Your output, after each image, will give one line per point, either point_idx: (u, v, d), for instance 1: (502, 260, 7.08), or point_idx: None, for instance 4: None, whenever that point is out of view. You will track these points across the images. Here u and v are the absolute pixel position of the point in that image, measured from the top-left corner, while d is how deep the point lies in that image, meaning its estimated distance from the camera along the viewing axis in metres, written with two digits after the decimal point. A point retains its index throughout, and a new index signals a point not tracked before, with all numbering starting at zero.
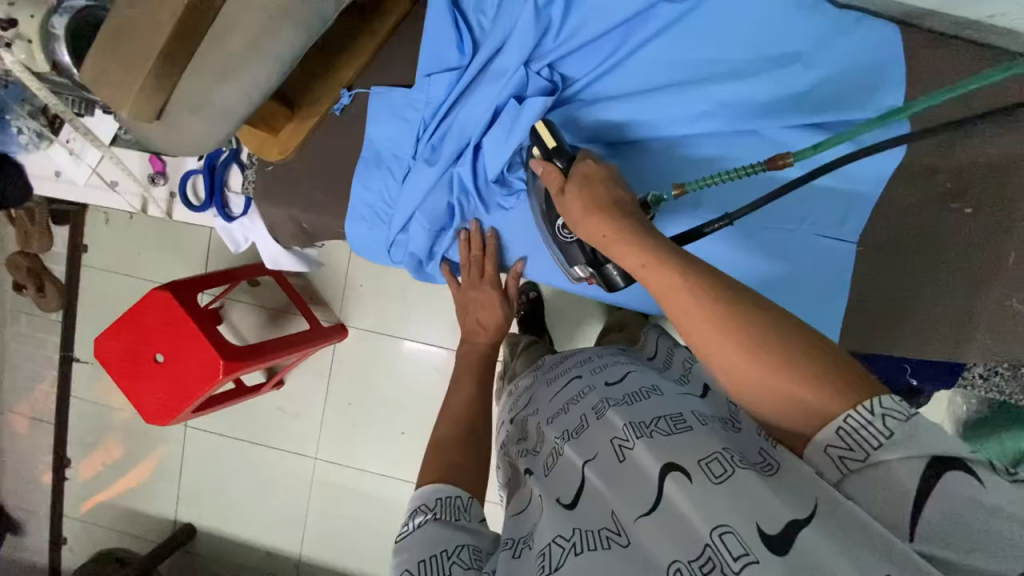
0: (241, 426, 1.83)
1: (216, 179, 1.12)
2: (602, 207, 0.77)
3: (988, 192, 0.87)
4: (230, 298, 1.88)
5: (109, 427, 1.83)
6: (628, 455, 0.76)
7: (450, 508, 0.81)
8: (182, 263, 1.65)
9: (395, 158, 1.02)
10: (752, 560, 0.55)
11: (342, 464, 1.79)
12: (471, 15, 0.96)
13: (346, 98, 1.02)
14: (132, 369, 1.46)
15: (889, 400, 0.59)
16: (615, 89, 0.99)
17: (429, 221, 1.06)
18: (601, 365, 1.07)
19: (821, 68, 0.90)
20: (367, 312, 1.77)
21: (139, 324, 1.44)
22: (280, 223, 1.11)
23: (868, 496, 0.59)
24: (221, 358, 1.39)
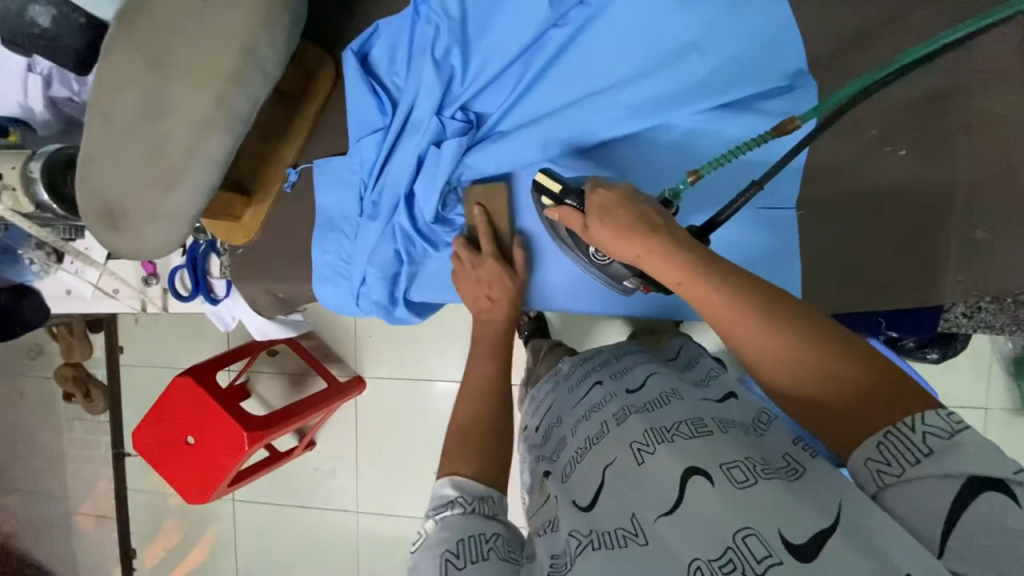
0: (286, 489, 1.93)
1: (199, 268, 1.14)
2: (628, 219, 0.66)
3: (921, 127, 0.74)
4: (253, 370, 1.94)
5: (166, 512, 1.96)
6: (651, 457, 0.64)
7: (488, 506, 0.68)
8: (206, 347, 1.80)
9: (346, 219, 0.98)
10: (775, 562, 0.50)
11: (380, 512, 1.84)
12: (385, 79, 0.92)
13: (293, 174, 0.99)
14: (170, 455, 1.63)
15: (933, 416, 0.54)
16: (530, 112, 0.86)
17: (378, 270, 0.96)
18: (622, 364, 0.87)
19: (723, 48, 0.77)
20: (380, 361, 1.82)
21: (172, 412, 1.61)
22: (262, 297, 1.10)
23: (913, 511, 0.52)
24: (243, 430, 1.53)
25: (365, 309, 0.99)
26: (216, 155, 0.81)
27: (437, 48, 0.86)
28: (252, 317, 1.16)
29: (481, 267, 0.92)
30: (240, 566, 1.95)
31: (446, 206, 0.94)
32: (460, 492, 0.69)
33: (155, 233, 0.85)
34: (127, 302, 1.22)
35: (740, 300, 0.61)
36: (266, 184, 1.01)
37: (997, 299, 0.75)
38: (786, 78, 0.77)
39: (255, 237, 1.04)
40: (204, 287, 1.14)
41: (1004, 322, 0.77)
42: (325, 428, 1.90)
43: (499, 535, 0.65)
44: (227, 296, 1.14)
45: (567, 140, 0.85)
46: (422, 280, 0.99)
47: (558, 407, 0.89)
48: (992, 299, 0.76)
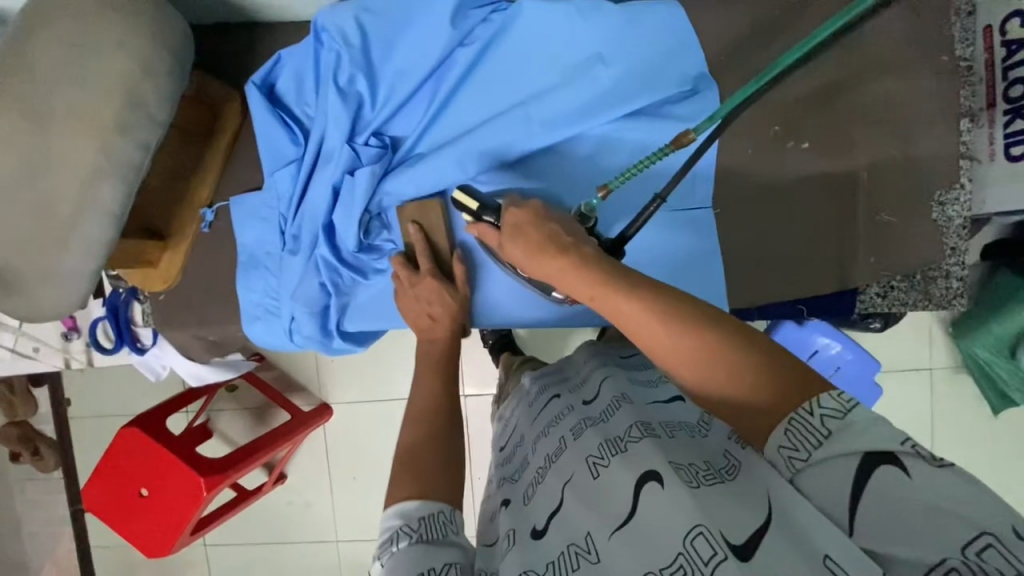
0: (259, 529, 1.80)
1: (120, 319, 0.98)
2: (538, 236, 0.63)
3: (829, 128, 0.75)
4: (213, 409, 1.84)
5: (136, 567, 1.83)
6: (606, 470, 0.57)
7: (433, 527, 0.57)
8: (149, 392, 1.65)
9: (270, 255, 0.88)
10: (723, 559, 0.43)
11: (362, 538, 1.75)
12: (295, 109, 0.85)
13: (209, 215, 0.89)
14: (122, 511, 1.44)
15: (828, 398, 0.49)
16: (442, 137, 0.82)
17: (305, 307, 0.86)
18: (580, 376, 0.83)
19: (614, 68, 0.76)
20: (346, 385, 1.73)
21: (118, 466, 1.43)
22: (201, 337, 0.97)
23: (825, 494, 0.46)
24: (201, 477, 1.38)
25: (298, 342, 0.90)
26: (112, 208, 0.69)
27: (341, 76, 0.79)
28: (181, 362, 1.02)
29: (419, 285, 0.82)
30: None
31: (369, 233, 0.85)
32: (403, 519, 0.59)
33: (43, 296, 0.71)
34: (48, 361, 1.06)
35: (648, 307, 0.55)
36: (181, 226, 0.90)
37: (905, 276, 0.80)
38: (691, 81, 0.76)
39: (176, 283, 0.92)
40: (127, 337, 0.99)
41: (942, 296, 0.80)
42: (294, 458, 1.78)
43: (452, 562, 0.54)
44: (154, 343, 1.00)
45: (479, 161, 0.80)
46: (356, 310, 0.89)
47: (521, 428, 0.81)
48: (901, 275, 0.79)
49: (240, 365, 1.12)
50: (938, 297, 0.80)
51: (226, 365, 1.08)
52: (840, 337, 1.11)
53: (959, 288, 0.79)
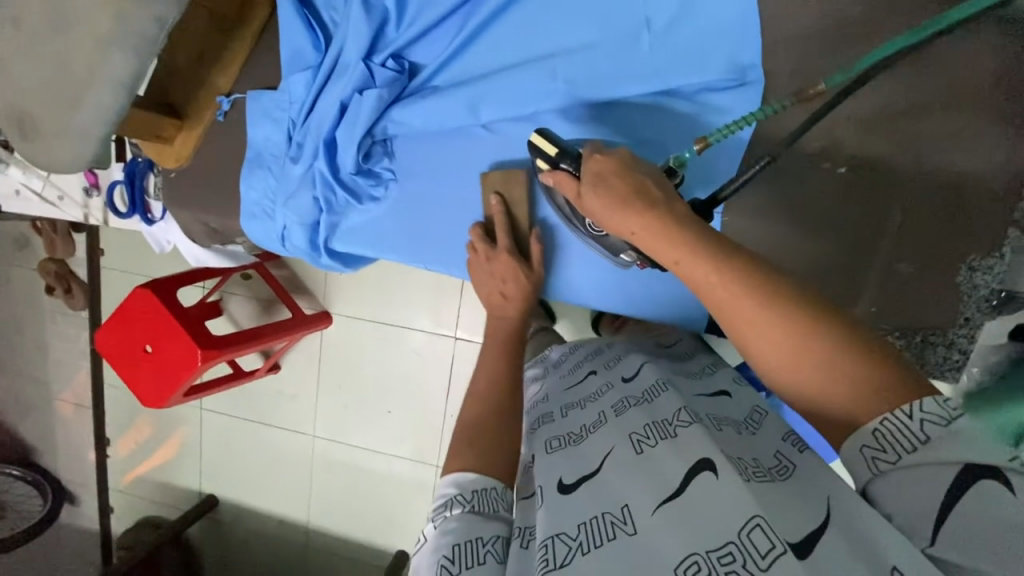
0: (247, 408, 1.95)
1: (135, 188, 1.01)
2: (625, 190, 0.57)
3: (873, 151, 0.74)
4: (225, 291, 1.95)
5: (138, 411, 2.03)
6: (651, 449, 0.57)
7: (486, 501, 0.60)
8: (170, 261, 1.75)
9: (275, 158, 0.88)
10: (781, 553, 0.43)
11: (335, 440, 1.88)
12: (322, 13, 0.81)
13: (225, 104, 0.89)
14: (129, 361, 1.58)
15: (931, 402, 0.47)
16: (463, 74, 0.80)
17: (297, 218, 0.87)
18: (615, 353, 0.83)
19: (651, 39, 0.74)
20: (348, 299, 1.80)
21: (129, 320, 1.55)
22: (201, 223, 1.00)
23: (907, 499, 0.46)
24: (197, 348, 1.48)
25: (287, 247, 0.92)
26: (123, 77, 0.69)
27: None
28: (186, 243, 1.06)
29: (495, 263, 0.84)
30: (201, 471, 2.04)
31: (371, 157, 0.84)
32: (458, 487, 0.62)
33: (60, 150, 0.74)
34: (71, 211, 1.12)
35: (739, 284, 0.52)
36: (199, 109, 0.91)
37: (907, 336, 0.78)
38: (738, 71, 0.73)
39: (187, 163, 0.95)
40: (139, 206, 1.02)
41: (938, 365, 0.80)
42: (289, 354, 1.89)
43: (500, 536, 0.58)
44: (161, 218, 1.03)
45: (495, 108, 0.79)
46: (346, 231, 0.89)
47: (558, 395, 0.80)
48: (897, 333, 0.78)
49: (239, 257, 1.16)
50: (933, 365, 0.80)
51: (227, 255, 1.12)
52: None
53: (956, 359, 0.79)
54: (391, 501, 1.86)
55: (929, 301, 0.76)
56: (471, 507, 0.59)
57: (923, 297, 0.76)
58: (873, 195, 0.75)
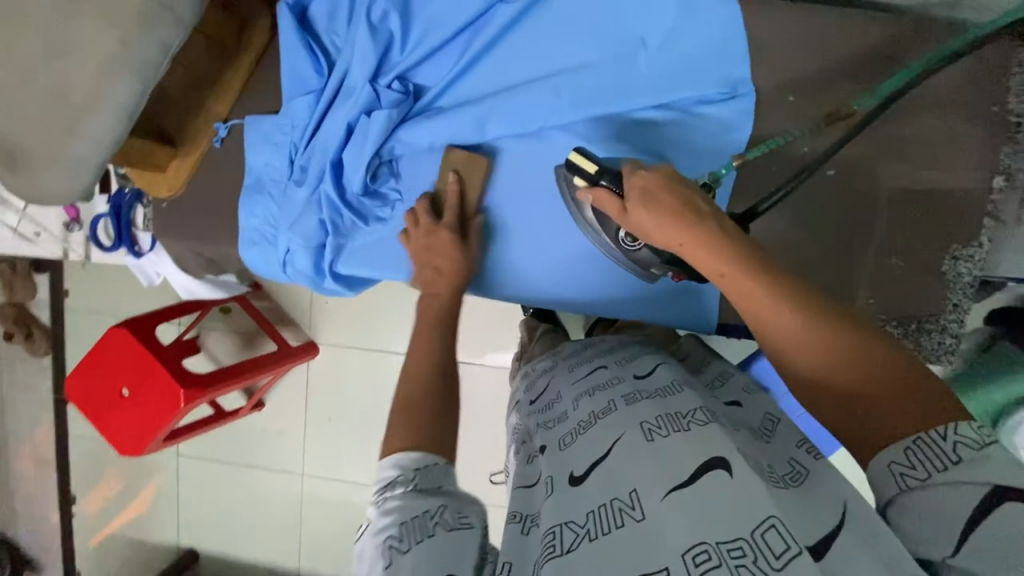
0: (230, 449, 1.85)
1: (122, 220, 0.98)
2: (675, 205, 0.58)
3: (855, 155, 0.80)
4: (204, 327, 1.87)
5: (108, 462, 1.89)
6: (664, 438, 0.53)
7: (430, 477, 0.58)
8: (145, 299, 1.66)
9: (276, 183, 0.87)
10: (797, 554, 0.42)
11: (327, 477, 1.80)
12: (323, 39, 0.82)
13: (222, 130, 0.88)
14: (102, 407, 1.47)
15: (965, 426, 0.45)
16: (468, 94, 0.82)
17: (302, 241, 0.85)
18: (629, 352, 0.78)
19: (648, 57, 0.78)
20: (336, 328, 1.75)
21: (103, 363, 1.46)
22: (192, 253, 0.96)
23: (931, 521, 0.44)
24: (180, 388, 1.41)
25: (290, 273, 0.89)
26: (124, 105, 0.67)
27: (374, 12, 0.77)
28: (176, 274, 1.02)
29: (433, 238, 0.81)
30: (180, 522, 1.90)
31: (377, 178, 0.84)
32: (398, 469, 0.59)
33: (52, 182, 0.71)
34: (48, 247, 1.07)
35: (777, 295, 0.53)
36: (194, 137, 0.89)
37: (903, 324, 0.83)
38: (730, 84, 0.78)
39: (181, 193, 0.92)
40: (126, 239, 0.99)
41: (934, 350, 0.84)
42: (274, 388, 1.81)
43: (446, 505, 0.54)
44: (151, 251, 0.99)
45: (501, 126, 0.81)
46: (351, 254, 0.88)
47: (557, 382, 0.77)
48: (894, 321, 0.82)
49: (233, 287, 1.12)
50: (929, 351, 0.84)
51: (219, 285, 1.08)
52: None
53: (950, 343, 0.83)
54: None
55: (918, 291, 0.81)
56: (414, 486, 0.56)
57: (912, 288, 0.81)
58: (857, 195, 0.81)
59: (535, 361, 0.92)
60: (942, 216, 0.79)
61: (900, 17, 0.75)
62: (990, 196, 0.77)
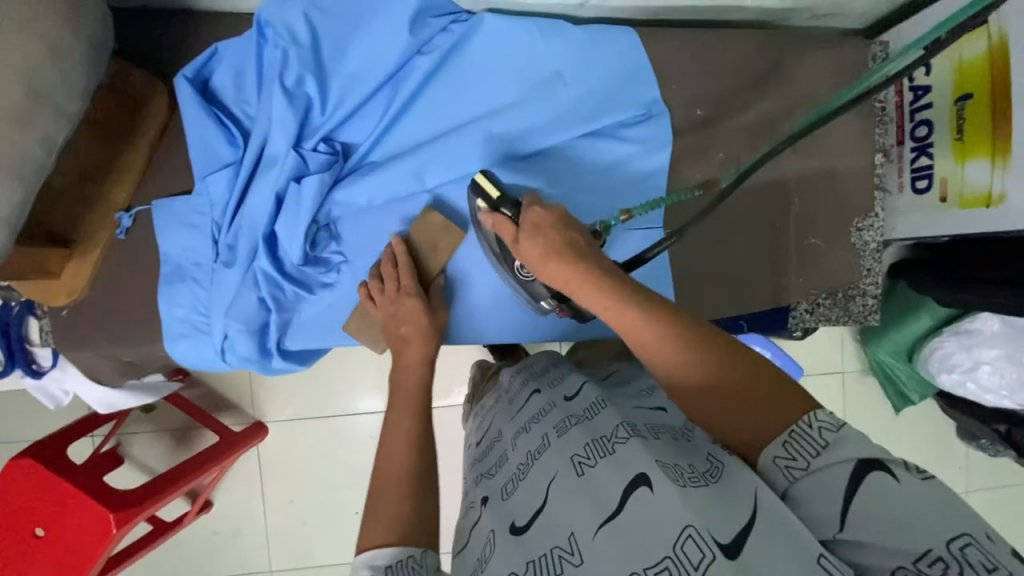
0: (179, 565, 1.62)
1: (9, 337, 0.83)
2: (559, 239, 0.58)
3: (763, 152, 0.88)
4: (126, 432, 1.64)
5: None
6: (591, 469, 0.53)
7: (401, 574, 0.51)
8: (48, 415, 1.43)
9: (201, 267, 0.79)
10: (711, 561, 0.42)
11: (298, 567, 1.63)
12: (233, 108, 0.77)
13: (126, 220, 0.79)
14: (12, 556, 1.23)
15: (823, 411, 0.48)
16: (400, 146, 0.80)
17: (241, 324, 0.78)
18: (561, 372, 0.76)
19: (569, 90, 0.81)
20: (285, 402, 1.61)
21: (6, 503, 1.22)
22: (100, 360, 0.84)
23: (826, 502, 0.44)
24: (110, 511, 1.20)
25: (230, 361, 0.81)
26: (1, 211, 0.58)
27: (286, 75, 0.74)
28: (88, 387, 0.87)
29: (400, 308, 0.75)
30: None
31: (317, 244, 0.79)
32: (370, 570, 0.52)
33: None
34: None
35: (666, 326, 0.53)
36: (90, 231, 0.79)
37: (831, 296, 0.92)
38: (643, 107, 0.83)
39: (83, 295, 0.81)
40: (19, 358, 0.84)
41: (861, 312, 0.94)
42: (222, 484, 1.61)
43: None
44: (51, 365, 0.85)
45: (439, 173, 0.80)
46: (299, 328, 0.82)
47: (497, 423, 0.76)
48: (826, 295, 0.92)
49: (161, 386, 0.99)
50: (856, 314, 0.93)
51: (147, 389, 0.95)
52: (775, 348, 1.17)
53: (872, 305, 0.93)
54: None
55: (836, 262, 0.90)
56: None
57: (831, 261, 0.90)
58: (772, 188, 0.88)
59: (484, 399, 0.89)
60: (843, 195, 0.88)
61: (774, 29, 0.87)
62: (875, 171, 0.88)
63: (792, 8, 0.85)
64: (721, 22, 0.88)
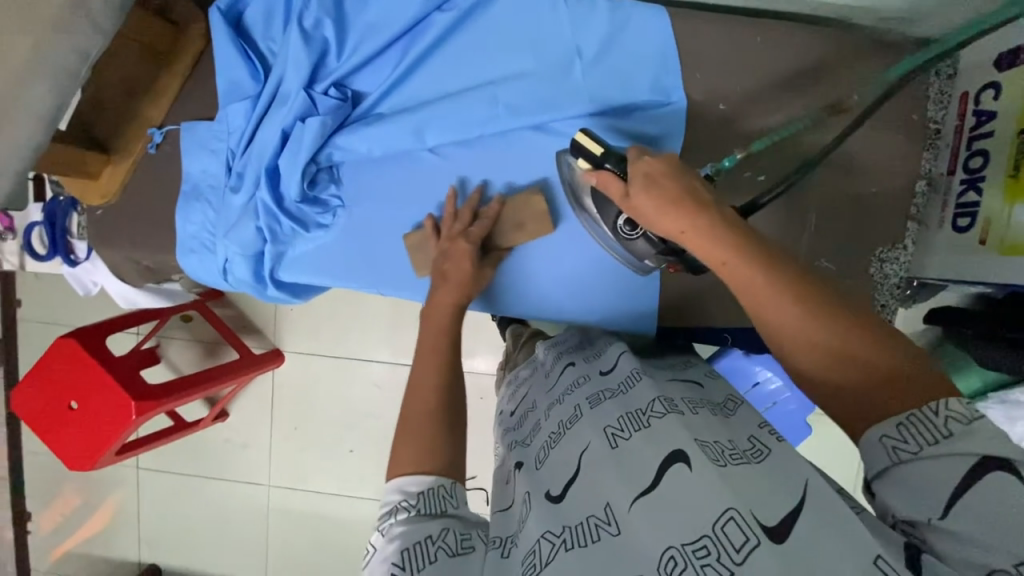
0: (194, 462, 1.80)
1: (55, 229, 0.95)
2: (678, 190, 0.54)
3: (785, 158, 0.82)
4: (163, 336, 1.83)
5: (66, 477, 1.84)
6: (626, 442, 0.54)
7: (432, 501, 0.57)
8: (98, 308, 1.62)
9: (214, 190, 0.85)
10: (755, 546, 0.41)
11: (293, 488, 1.76)
12: (260, 44, 0.81)
13: (156, 136, 0.87)
14: (51, 421, 1.42)
15: (955, 401, 0.44)
16: (408, 101, 0.82)
17: (239, 249, 0.84)
18: (596, 346, 0.78)
19: (586, 66, 0.79)
20: (302, 335, 1.72)
21: (50, 375, 1.40)
22: (127, 262, 0.94)
23: (932, 489, 0.43)
24: (131, 400, 1.35)
25: (231, 281, 0.88)
26: (42, 111, 0.66)
27: (307, 18, 0.77)
28: (114, 283, 0.99)
29: (452, 245, 0.78)
30: (141, 538, 1.85)
31: (316, 185, 0.83)
32: (402, 494, 0.58)
33: None
34: None
35: (784, 286, 0.50)
36: (127, 143, 0.87)
37: None
38: (662, 94, 0.79)
39: (116, 200, 0.90)
40: (61, 248, 0.96)
41: None
42: (238, 398, 1.77)
43: (448, 529, 0.55)
44: (85, 259, 0.96)
45: (439, 133, 0.81)
46: (293, 261, 0.87)
47: (532, 393, 0.77)
48: None
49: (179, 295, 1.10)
50: None
51: (162, 294, 1.06)
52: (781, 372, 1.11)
53: None
54: (356, 547, 1.76)
55: (849, 291, 0.84)
56: (417, 513, 0.56)
57: (845, 290, 0.84)
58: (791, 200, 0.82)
59: (517, 368, 0.90)
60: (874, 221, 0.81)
61: (826, 27, 0.79)
62: (912, 199, 0.82)
63: (848, 5, 0.77)
64: (770, 13, 0.81)
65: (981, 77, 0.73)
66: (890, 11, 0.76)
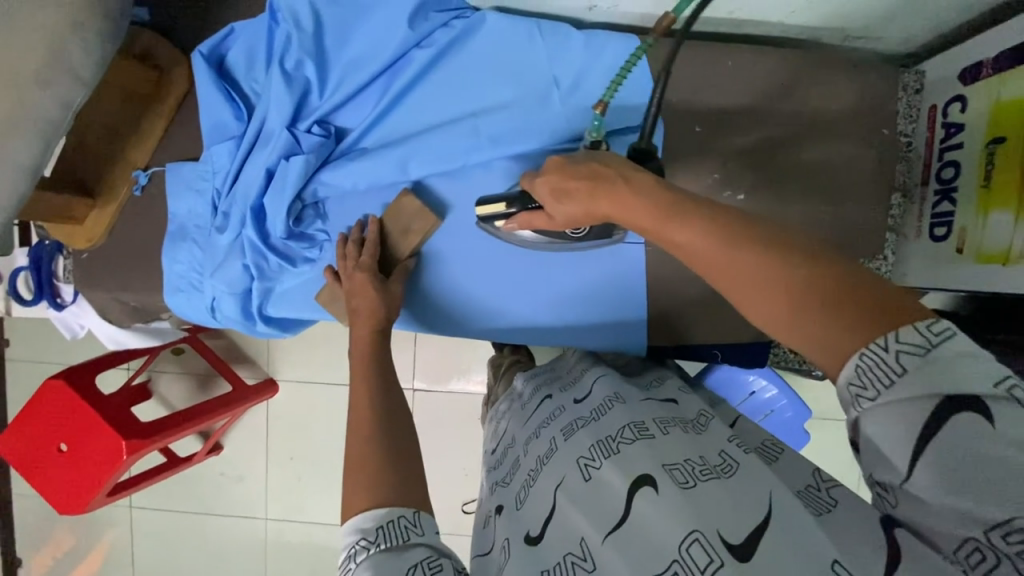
0: (188, 498, 1.76)
1: (40, 273, 0.95)
2: (590, 183, 0.56)
3: (763, 174, 0.83)
4: (155, 370, 1.80)
5: (57, 520, 1.79)
6: (597, 471, 0.54)
7: (395, 532, 0.52)
8: (88, 347, 1.60)
9: (200, 230, 0.86)
10: (719, 567, 0.41)
11: (290, 519, 1.73)
12: (244, 86, 0.82)
13: (142, 178, 0.87)
14: (39, 464, 1.39)
15: (909, 332, 0.40)
16: (391, 134, 0.83)
17: (226, 287, 0.84)
18: (573, 373, 0.79)
19: (563, 95, 0.80)
20: (296, 363, 1.70)
21: (39, 417, 1.38)
22: (116, 303, 0.94)
23: (895, 438, 0.40)
24: (122, 439, 1.33)
25: (221, 319, 0.88)
26: (25, 161, 0.67)
27: (288, 60, 0.78)
28: (101, 324, 0.99)
29: (350, 283, 0.78)
30: None
31: (303, 221, 0.84)
32: (360, 532, 0.53)
33: None
34: None
35: (722, 236, 0.47)
36: (113, 185, 0.87)
37: None
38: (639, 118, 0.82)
39: (101, 243, 0.90)
40: (47, 292, 0.95)
41: None
42: (231, 431, 1.74)
43: (417, 564, 0.50)
44: (72, 302, 0.96)
45: (422, 165, 0.82)
46: (280, 296, 0.87)
47: (511, 429, 0.76)
48: None
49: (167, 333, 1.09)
50: None
51: (151, 333, 1.06)
52: (775, 382, 1.11)
53: None
54: None
55: None
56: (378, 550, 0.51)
57: None
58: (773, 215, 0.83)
59: (498, 402, 0.89)
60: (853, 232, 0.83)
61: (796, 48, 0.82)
62: (888, 211, 0.83)
63: (816, 26, 0.79)
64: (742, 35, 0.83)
65: (949, 89, 0.75)
66: (858, 29, 0.78)
